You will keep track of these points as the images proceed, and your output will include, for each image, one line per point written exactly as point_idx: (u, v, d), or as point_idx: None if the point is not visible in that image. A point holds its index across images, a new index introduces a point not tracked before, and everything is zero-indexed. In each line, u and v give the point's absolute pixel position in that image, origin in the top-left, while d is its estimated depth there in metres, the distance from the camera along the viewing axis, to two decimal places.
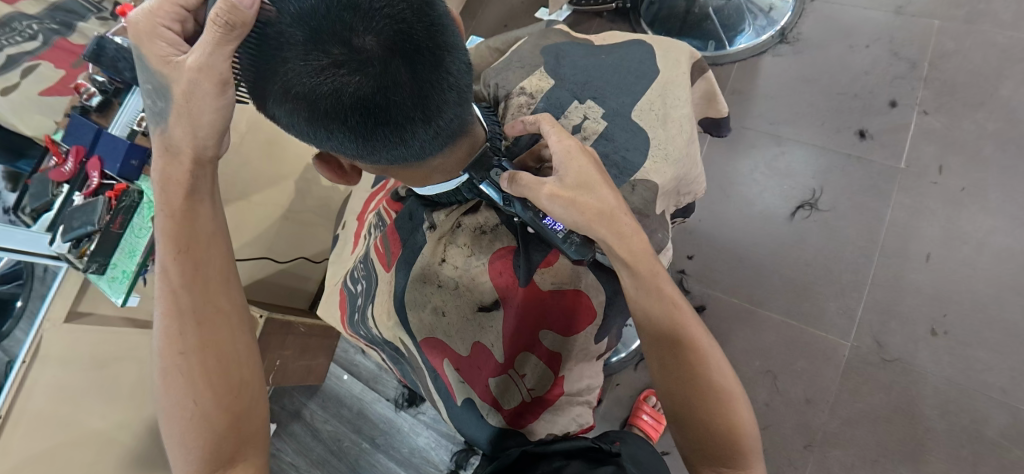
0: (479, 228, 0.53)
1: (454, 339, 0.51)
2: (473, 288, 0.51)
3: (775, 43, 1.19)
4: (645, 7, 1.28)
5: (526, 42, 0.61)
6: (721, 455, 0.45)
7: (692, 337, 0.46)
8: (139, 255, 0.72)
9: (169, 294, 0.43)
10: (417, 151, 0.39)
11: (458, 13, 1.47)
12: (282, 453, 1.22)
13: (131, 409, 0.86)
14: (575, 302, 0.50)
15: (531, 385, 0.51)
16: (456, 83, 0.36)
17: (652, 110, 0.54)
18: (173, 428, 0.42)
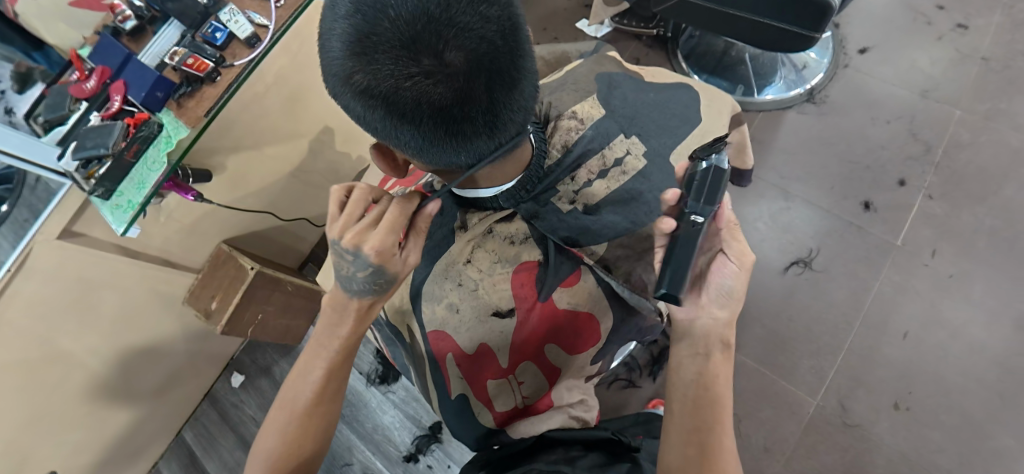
0: (509, 238, 0.54)
1: (461, 336, 0.52)
2: (493, 292, 0.52)
3: (803, 101, 1.22)
4: (684, 40, 1.31)
5: (582, 64, 0.63)
6: None
7: (722, 431, 0.45)
8: (146, 190, 0.64)
9: (322, 382, 0.52)
10: (472, 160, 0.40)
11: None
12: (244, 405, 1.30)
13: (101, 331, 0.95)
14: (584, 324, 0.54)
15: (526, 392, 0.55)
16: (523, 105, 0.38)
17: (689, 155, 0.58)
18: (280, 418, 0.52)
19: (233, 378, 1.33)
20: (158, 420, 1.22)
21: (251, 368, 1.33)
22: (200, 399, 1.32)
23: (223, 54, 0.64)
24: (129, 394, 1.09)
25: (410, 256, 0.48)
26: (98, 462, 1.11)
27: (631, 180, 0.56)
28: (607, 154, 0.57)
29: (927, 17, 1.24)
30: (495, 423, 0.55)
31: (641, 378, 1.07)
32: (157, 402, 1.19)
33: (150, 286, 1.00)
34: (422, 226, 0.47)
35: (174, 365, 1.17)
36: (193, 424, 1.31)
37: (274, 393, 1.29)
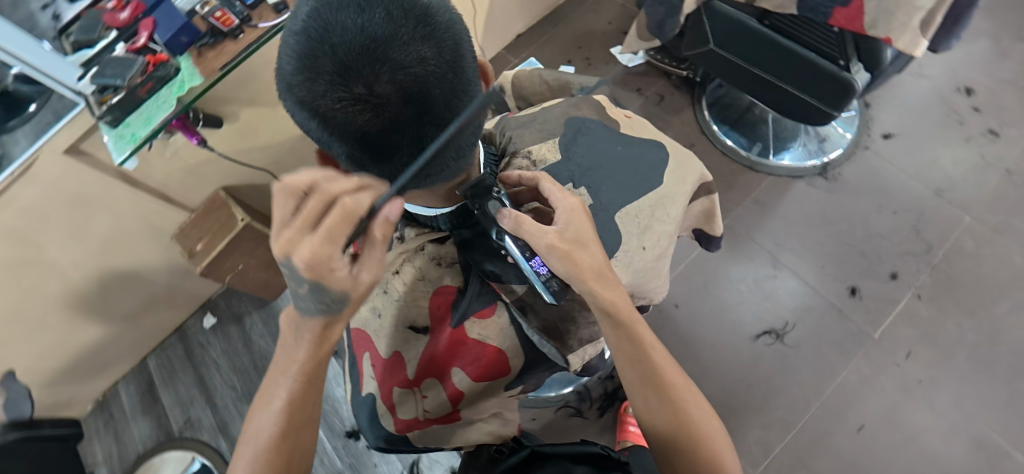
0: (438, 258, 0.56)
1: (380, 340, 0.54)
2: (412, 306, 0.54)
3: (815, 174, 1.22)
4: (711, 87, 1.33)
5: (561, 103, 0.64)
6: (686, 445, 0.48)
7: (657, 360, 0.50)
8: (153, 125, 0.66)
9: (285, 415, 0.43)
10: (405, 179, 0.42)
11: (544, 25, 1.56)
12: (210, 346, 1.34)
13: (86, 249, 0.98)
14: (492, 355, 0.55)
15: (429, 407, 0.55)
16: (457, 139, 0.40)
17: (635, 221, 0.57)
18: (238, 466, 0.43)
19: (205, 318, 1.36)
20: (127, 342, 1.26)
21: (225, 313, 1.36)
22: (172, 331, 1.36)
23: (250, 14, 0.70)
24: (105, 311, 1.14)
25: (366, 273, 0.37)
26: (62, 369, 1.16)
27: None
28: None
29: (960, 116, 1.22)
30: (395, 430, 0.56)
31: (589, 410, 1.08)
32: (130, 325, 1.23)
33: (144, 215, 1.03)
34: (377, 235, 0.35)
35: (152, 294, 1.21)
36: (158, 354, 1.35)
37: (240, 341, 1.33)
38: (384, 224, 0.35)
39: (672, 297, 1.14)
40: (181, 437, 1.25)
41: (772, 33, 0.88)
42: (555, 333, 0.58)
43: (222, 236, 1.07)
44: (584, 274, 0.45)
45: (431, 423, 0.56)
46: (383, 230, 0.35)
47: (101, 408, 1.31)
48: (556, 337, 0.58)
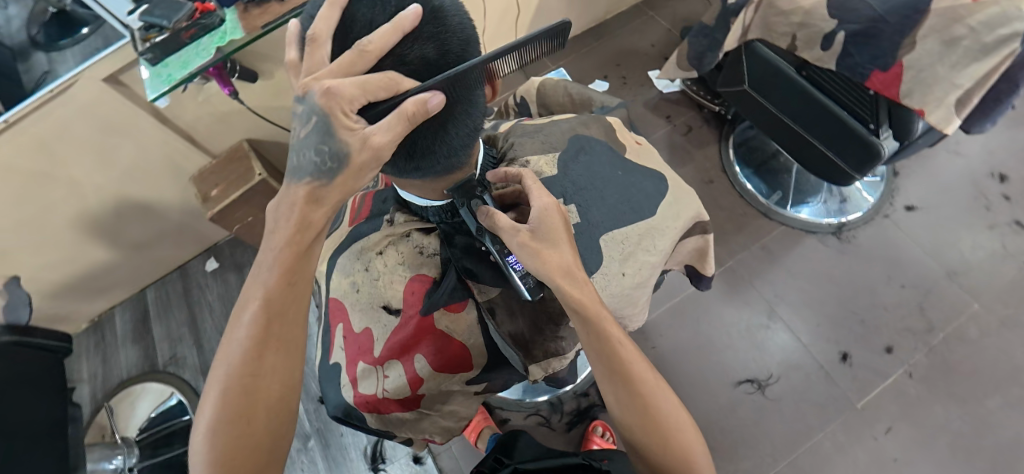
0: (419, 248, 0.59)
1: (354, 313, 0.58)
2: (388, 288, 0.57)
3: (829, 232, 1.21)
4: (741, 128, 1.33)
5: (571, 119, 0.67)
6: (660, 441, 0.47)
7: (628, 357, 0.48)
8: (190, 69, 0.68)
9: (247, 380, 0.38)
10: (397, 169, 0.47)
11: (586, 39, 1.57)
12: (206, 289, 1.37)
13: (107, 174, 1.02)
14: (455, 349, 0.57)
15: (388, 387, 0.56)
16: (449, 145, 0.45)
17: (618, 247, 0.58)
18: (200, 445, 0.37)
19: (209, 262, 1.40)
20: (131, 270, 1.31)
21: (228, 260, 1.40)
22: (175, 268, 1.40)
23: None
24: (115, 236, 1.18)
25: (378, 135, 0.36)
26: (65, 283, 1.20)
27: None
28: None
29: (989, 201, 1.19)
30: (354, 404, 0.57)
31: (558, 422, 1.08)
32: (137, 254, 1.27)
33: (168, 153, 1.07)
34: (405, 106, 0.34)
35: (163, 229, 1.25)
36: (157, 287, 1.39)
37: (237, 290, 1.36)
38: (419, 101, 0.35)
39: (660, 327, 1.15)
40: (163, 370, 1.28)
41: (807, 85, 0.87)
42: (521, 341, 0.58)
43: (238, 186, 1.09)
44: (552, 273, 0.45)
45: (388, 406, 0.57)
46: (416, 105, 0.35)
47: (96, 328, 1.36)
48: (521, 345, 0.58)
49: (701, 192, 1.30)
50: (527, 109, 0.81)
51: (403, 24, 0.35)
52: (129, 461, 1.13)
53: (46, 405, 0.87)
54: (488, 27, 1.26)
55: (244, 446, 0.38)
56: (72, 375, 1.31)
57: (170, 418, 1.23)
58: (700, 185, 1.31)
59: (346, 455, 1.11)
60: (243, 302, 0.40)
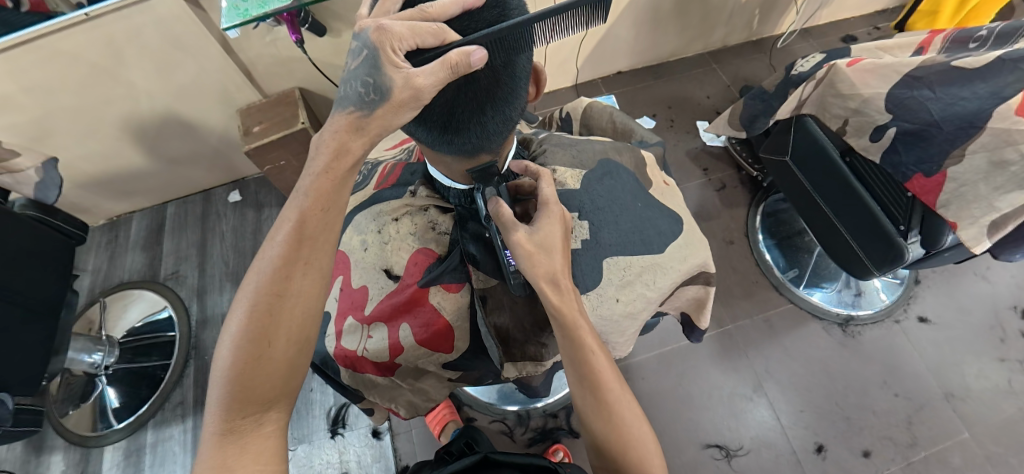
0: (432, 225, 0.61)
1: (356, 270, 0.61)
2: (394, 254, 0.60)
3: (835, 322, 1.19)
4: (773, 198, 1.33)
5: (606, 143, 0.68)
6: (616, 451, 0.48)
7: (598, 365, 0.48)
8: (267, 10, 0.78)
9: (268, 298, 0.39)
10: (429, 141, 0.49)
11: (645, 76, 1.59)
12: (223, 218, 1.41)
13: (162, 86, 1.07)
14: (441, 329, 0.58)
15: (370, 347, 0.58)
16: (483, 125, 0.46)
17: (620, 272, 0.59)
18: (223, 355, 0.39)
19: (232, 193, 1.45)
20: (159, 182, 1.36)
21: (250, 197, 1.44)
22: (200, 191, 1.45)
23: None
24: (153, 146, 1.23)
25: (421, 77, 0.36)
26: (97, 177, 1.26)
27: None
28: None
29: (1005, 333, 1.15)
30: (332, 355, 0.60)
31: (520, 436, 1.08)
32: (169, 168, 1.32)
33: (224, 82, 1.11)
34: (448, 54, 0.35)
35: (199, 152, 1.30)
36: (179, 204, 1.44)
37: (251, 226, 1.39)
38: (462, 52, 0.36)
39: (644, 371, 1.15)
40: (162, 283, 1.32)
41: (847, 170, 0.87)
42: (504, 336, 0.59)
43: (278, 128, 1.13)
44: (536, 277, 0.48)
45: (364, 365, 0.59)
46: (460, 55, 0.36)
47: (112, 227, 1.42)
48: (502, 339, 0.59)
49: (719, 250, 1.30)
50: (570, 125, 0.83)
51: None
52: (106, 360, 1.18)
53: (48, 282, 0.91)
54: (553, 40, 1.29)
55: (263, 365, 0.40)
56: (79, 265, 1.36)
57: (156, 330, 1.26)
58: (719, 244, 1.31)
59: (310, 411, 1.12)
60: (279, 217, 0.41)
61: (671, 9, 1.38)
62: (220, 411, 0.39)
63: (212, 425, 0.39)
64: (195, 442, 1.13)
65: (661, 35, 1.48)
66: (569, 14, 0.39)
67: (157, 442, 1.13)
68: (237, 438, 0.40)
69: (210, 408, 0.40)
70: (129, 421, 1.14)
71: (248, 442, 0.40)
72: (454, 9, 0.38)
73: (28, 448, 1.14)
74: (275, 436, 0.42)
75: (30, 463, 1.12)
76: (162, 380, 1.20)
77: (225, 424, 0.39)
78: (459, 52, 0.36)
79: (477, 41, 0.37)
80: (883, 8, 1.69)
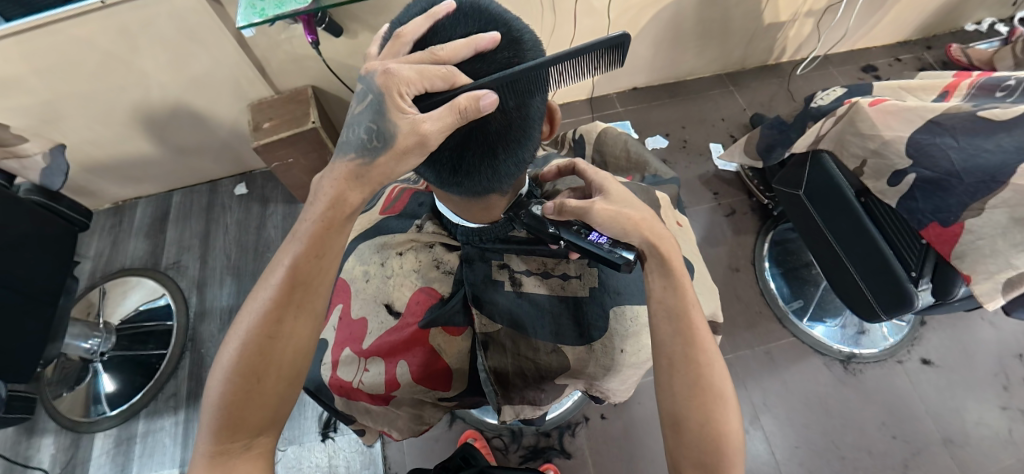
0: (437, 262, 0.60)
1: (356, 299, 0.60)
2: (397, 288, 0.60)
3: (836, 359, 1.18)
4: (783, 227, 1.31)
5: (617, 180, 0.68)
6: (696, 406, 0.47)
7: (692, 318, 0.50)
8: (285, 10, 0.77)
9: (258, 336, 0.39)
10: (441, 184, 0.49)
11: (661, 94, 1.58)
12: (228, 209, 1.41)
13: (176, 76, 1.07)
14: (439, 368, 0.59)
15: (365, 379, 0.58)
16: (496, 171, 0.45)
17: (627, 322, 0.58)
18: (213, 386, 0.39)
19: (238, 186, 1.44)
20: (167, 170, 1.36)
21: (257, 191, 1.43)
22: (207, 181, 1.45)
23: None
24: (164, 134, 1.23)
25: (427, 122, 0.35)
26: (105, 162, 1.25)
27: (561, 300, 0.59)
28: (559, 264, 0.60)
29: (1008, 381, 1.13)
30: (327, 384, 0.59)
31: (512, 454, 1.08)
32: (178, 157, 1.32)
33: (238, 76, 1.10)
34: (457, 99, 0.34)
35: (209, 142, 1.30)
36: (185, 193, 1.44)
37: (255, 221, 1.39)
38: (472, 96, 0.34)
39: (641, 395, 1.12)
40: (163, 271, 1.32)
41: (862, 214, 0.85)
42: (502, 381, 0.59)
43: (289, 126, 1.12)
44: (640, 226, 0.49)
45: (358, 395, 0.59)
46: (469, 99, 0.34)
47: (116, 212, 1.41)
48: (500, 384, 0.59)
49: (724, 277, 1.29)
50: (583, 148, 0.82)
51: (480, 40, 0.37)
52: (102, 346, 1.18)
53: (48, 267, 0.90)
54: None
55: (253, 398, 0.39)
56: (81, 249, 1.36)
57: (153, 317, 1.26)
58: (724, 271, 1.29)
59: (302, 413, 1.12)
60: (277, 260, 0.41)
61: (692, 28, 1.37)
62: (208, 436, 0.39)
63: (203, 448, 0.39)
64: (185, 435, 1.13)
65: (680, 53, 1.47)
66: (583, 58, 0.38)
67: (147, 433, 1.13)
68: (225, 461, 0.39)
69: (202, 429, 0.39)
70: (121, 409, 1.14)
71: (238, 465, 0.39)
72: (466, 51, 0.37)
73: (19, 430, 1.14)
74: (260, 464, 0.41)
75: (21, 444, 1.12)
76: (157, 370, 1.19)
77: (214, 447, 0.39)
78: (472, 93, 0.35)
79: (486, 84, 0.36)
80: (905, 39, 1.66)
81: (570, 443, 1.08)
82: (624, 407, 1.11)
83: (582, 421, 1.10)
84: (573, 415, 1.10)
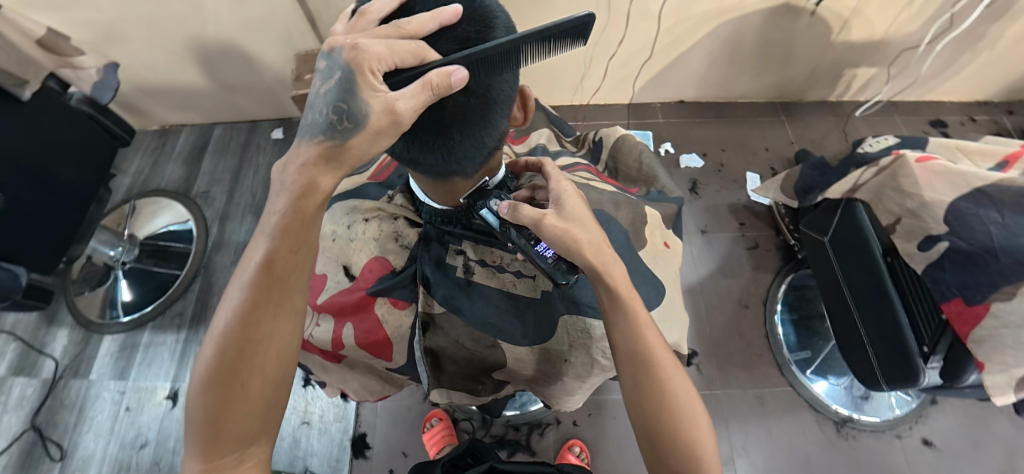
0: (396, 237, 0.64)
1: (323, 257, 0.65)
2: (356, 252, 0.63)
3: (831, 419, 1.12)
4: (804, 271, 1.25)
5: (605, 192, 0.70)
6: (665, 425, 0.48)
7: (648, 340, 0.49)
8: None
9: (235, 339, 0.40)
10: (422, 165, 0.49)
11: (706, 112, 1.52)
12: (262, 150, 1.47)
13: (231, 15, 1.11)
14: (381, 339, 0.62)
15: (315, 333, 0.63)
16: (474, 144, 0.47)
17: (571, 332, 0.61)
18: (192, 399, 0.40)
19: (276, 130, 1.50)
20: (212, 103, 1.42)
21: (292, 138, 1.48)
22: (248, 120, 1.51)
23: None
24: (214, 69, 1.28)
25: (400, 101, 0.36)
26: (158, 86, 1.32)
27: (510, 295, 0.61)
28: (513, 261, 0.62)
29: None
30: None
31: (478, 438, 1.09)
32: (225, 93, 1.38)
33: (288, 24, 1.13)
34: (429, 75, 0.35)
35: (255, 84, 1.35)
36: (227, 128, 1.50)
37: None
38: (442, 72, 0.36)
39: (619, 410, 1.10)
40: (192, 198, 1.39)
41: (893, 293, 0.78)
42: (436, 360, 0.63)
43: None
44: (580, 247, 0.47)
45: (312, 346, 0.65)
46: (440, 75, 0.35)
47: (162, 135, 1.50)
48: (433, 363, 0.63)
49: (731, 312, 1.24)
50: (600, 152, 0.86)
51: (444, 13, 0.38)
52: (124, 257, 1.28)
53: (83, 174, 0.96)
54: (619, 54, 1.26)
55: (239, 405, 0.40)
56: (125, 163, 1.45)
57: (175, 239, 1.33)
58: (732, 306, 1.25)
59: None
60: (242, 263, 0.42)
61: (753, 49, 1.30)
62: (196, 454, 0.40)
63: (193, 467, 0.40)
64: (182, 354, 1.19)
65: (734, 72, 1.40)
66: (549, 35, 0.40)
67: (150, 344, 1.20)
68: None
69: (189, 450, 0.40)
70: (132, 318, 1.22)
71: None
72: (430, 26, 0.38)
73: (41, 318, 1.24)
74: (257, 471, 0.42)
75: (41, 331, 1.22)
76: (169, 288, 1.27)
77: (204, 465, 0.40)
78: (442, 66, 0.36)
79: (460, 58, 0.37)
80: (985, 99, 1.53)
81: (536, 441, 1.08)
82: (599, 418, 1.10)
83: (553, 423, 1.09)
84: (546, 416, 1.10)
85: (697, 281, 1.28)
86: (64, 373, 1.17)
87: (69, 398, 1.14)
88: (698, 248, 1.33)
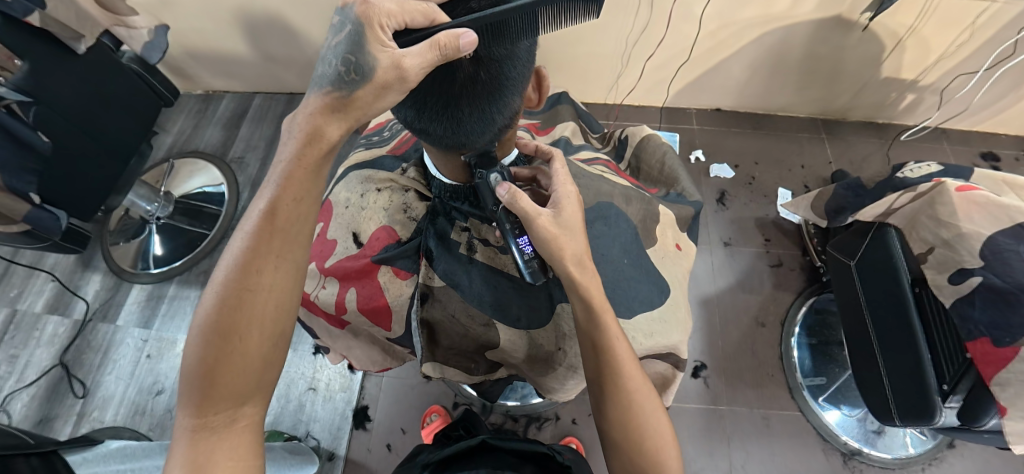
0: (406, 209, 0.66)
1: (335, 222, 0.68)
2: (366, 221, 0.66)
3: (839, 450, 1.08)
4: (827, 295, 1.20)
5: (619, 188, 0.70)
6: (629, 435, 0.51)
7: (617, 350, 0.50)
8: None
9: (233, 289, 0.42)
10: (433, 135, 0.50)
11: (742, 123, 1.48)
12: None
13: None
14: (379, 307, 0.64)
15: (319, 295, 0.66)
16: (485, 117, 0.48)
17: (566, 321, 0.62)
18: (190, 352, 0.41)
19: None
20: (254, 73, 1.47)
21: None
22: (287, 93, 1.55)
23: None
24: (258, 40, 1.32)
25: (407, 58, 0.37)
26: (205, 52, 1.38)
27: (510, 278, 0.62)
28: None
29: None
30: None
31: None
32: (266, 64, 1.42)
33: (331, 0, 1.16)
34: (437, 36, 0.36)
35: (296, 57, 1.38)
36: (266, 98, 1.55)
37: None
38: (452, 34, 0.36)
39: None
40: (227, 163, 1.45)
41: (915, 322, 0.75)
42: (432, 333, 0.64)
43: None
44: (563, 258, 0.49)
45: (315, 307, 0.67)
46: (449, 37, 0.36)
47: (205, 99, 1.56)
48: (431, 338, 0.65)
49: (746, 328, 1.21)
50: (624, 149, 0.86)
51: None
52: (159, 212, 1.32)
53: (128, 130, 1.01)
54: (657, 55, 1.24)
55: (234, 356, 0.41)
56: (169, 123, 1.52)
57: (208, 200, 1.38)
58: (748, 323, 1.21)
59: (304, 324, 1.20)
60: (244, 216, 0.43)
61: (796, 61, 1.26)
62: (190, 410, 0.41)
63: (186, 421, 0.41)
64: None
65: (776, 84, 1.36)
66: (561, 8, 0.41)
67: (174, 297, 1.26)
68: (209, 434, 0.41)
69: (185, 407, 0.42)
70: (161, 271, 1.28)
71: (222, 439, 0.42)
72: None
73: (79, 262, 1.31)
74: (249, 430, 0.44)
75: (77, 274, 1.30)
76: (197, 247, 1.32)
77: (198, 421, 0.41)
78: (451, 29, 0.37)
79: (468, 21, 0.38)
80: None
81: (534, 435, 1.08)
82: None
83: (552, 419, 1.09)
84: (545, 410, 1.10)
85: (714, 292, 1.25)
86: (94, 316, 1.24)
87: (97, 340, 1.21)
88: (719, 260, 1.30)
